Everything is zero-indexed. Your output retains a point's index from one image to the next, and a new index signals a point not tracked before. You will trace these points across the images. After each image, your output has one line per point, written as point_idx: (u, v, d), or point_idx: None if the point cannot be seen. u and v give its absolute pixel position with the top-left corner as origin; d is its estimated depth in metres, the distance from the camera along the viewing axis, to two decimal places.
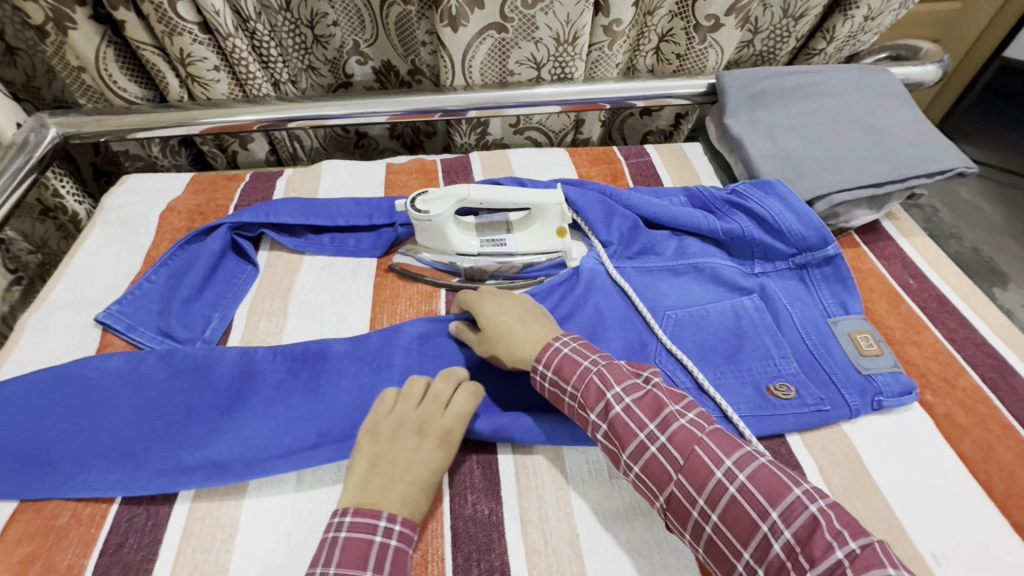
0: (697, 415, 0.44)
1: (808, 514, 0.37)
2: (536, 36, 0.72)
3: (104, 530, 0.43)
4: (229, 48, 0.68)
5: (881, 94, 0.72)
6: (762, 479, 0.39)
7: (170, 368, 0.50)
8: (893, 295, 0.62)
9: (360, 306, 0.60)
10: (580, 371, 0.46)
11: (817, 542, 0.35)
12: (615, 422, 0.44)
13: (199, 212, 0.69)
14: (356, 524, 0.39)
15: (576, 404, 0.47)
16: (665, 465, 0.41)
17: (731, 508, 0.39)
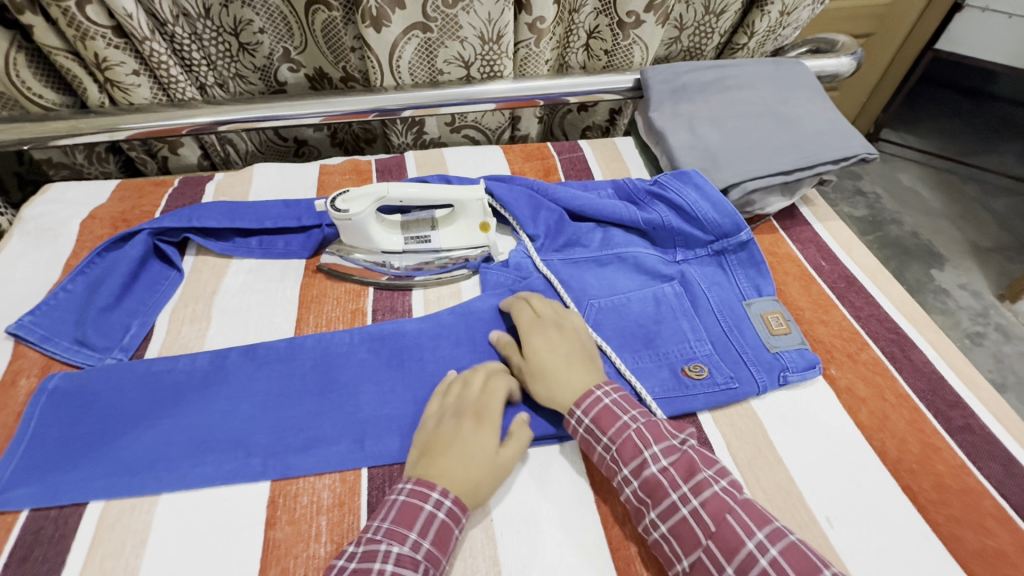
0: (730, 483, 0.43)
1: (793, 541, 0.39)
2: (461, 35, 0.72)
3: (8, 543, 0.43)
4: (147, 51, 0.67)
5: (794, 85, 0.75)
6: (794, 555, 0.38)
7: (109, 381, 0.52)
8: (806, 277, 0.65)
9: (286, 308, 0.60)
10: (593, 396, 0.48)
11: (807, 568, 0.37)
12: (625, 441, 0.45)
13: (122, 219, 0.68)
14: (413, 492, 0.43)
15: (607, 456, 0.46)
16: (695, 527, 0.41)
17: (726, 529, 0.40)
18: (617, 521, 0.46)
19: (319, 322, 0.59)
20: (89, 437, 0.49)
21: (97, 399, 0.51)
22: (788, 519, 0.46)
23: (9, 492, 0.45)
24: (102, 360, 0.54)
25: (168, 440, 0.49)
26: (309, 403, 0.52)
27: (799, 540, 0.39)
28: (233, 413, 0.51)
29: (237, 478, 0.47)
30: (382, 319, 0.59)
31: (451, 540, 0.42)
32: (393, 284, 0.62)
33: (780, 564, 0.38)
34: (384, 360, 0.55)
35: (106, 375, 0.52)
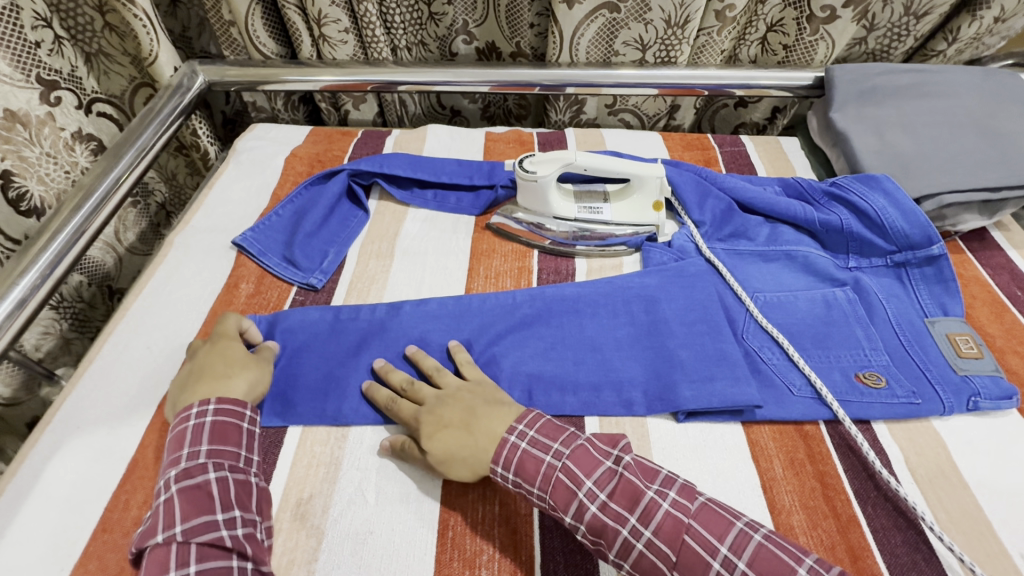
0: (677, 492, 0.41)
1: (758, 544, 0.37)
2: (647, 18, 0.73)
3: None
4: (361, 11, 0.74)
5: (1006, 99, 0.69)
6: (762, 563, 0.37)
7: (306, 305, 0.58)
8: (997, 304, 0.60)
9: (460, 258, 0.65)
10: (510, 445, 0.44)
11: (776, 572, 0.36)
12: (556, 486, 0.42)
13: (318, 160, 0.76)
14: (218, 411, 0.46)
15: (545, 505, 0.43)
16: (657, 561, 0.39)
17: (687, 553, 0.38)
18: (783, 512, 0.45)
19: (488, 274, 0.63)
20: (290, 375, 0.53)
21: (294, 337, 0.55)
22: (975, 545, 0.43)
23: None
24: (306, 279, 0.61)
25: (359, 375, 0.53)
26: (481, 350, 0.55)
27: (766, 539, 0.38)
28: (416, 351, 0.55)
29: None
30: (547, 280, 0.62)
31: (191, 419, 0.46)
32: (559, 249, 0.65)
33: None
34: (547, 318, 0.57)
35: (298, 318, 0.57)
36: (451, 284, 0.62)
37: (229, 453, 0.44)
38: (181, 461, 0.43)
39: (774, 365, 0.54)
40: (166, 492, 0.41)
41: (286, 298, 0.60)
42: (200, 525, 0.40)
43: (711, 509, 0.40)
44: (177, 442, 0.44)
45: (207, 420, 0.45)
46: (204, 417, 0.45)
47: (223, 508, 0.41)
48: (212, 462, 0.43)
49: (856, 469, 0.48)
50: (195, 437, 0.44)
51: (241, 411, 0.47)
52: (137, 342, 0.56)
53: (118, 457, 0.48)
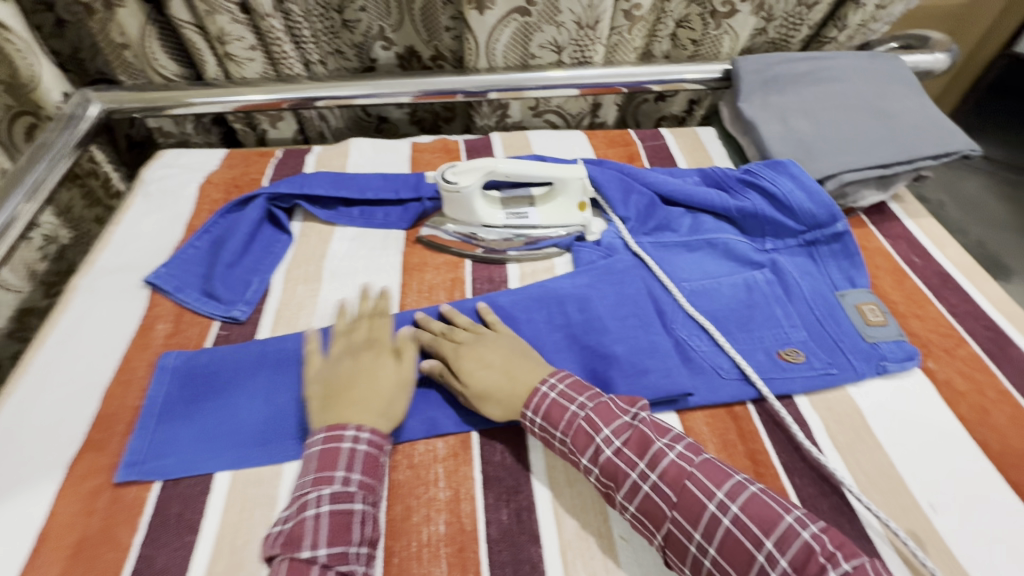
0: (685, 447, 0.44)
1: (749, 492, 0.40)
2: (558, 20, 0.74)
3: (154, 491, 0.46)
4: (265, 27, 0.71)
5: (891, 80, 0.74)
6: (755, 508, 0.39)
7: (231, 344, 0.56)
8: (898, 271, 0.65)
9: (391, 275, 0.63)
10: (540, 394, 0.47)
11: (766, 516, 0.39)
12: (577, 433, 0.45)
13: (235, 185, 0.73)
14: (328, 438, 0.44)
15: (565, 449, 0.46)
16: (659, 503, 0.41)
17: (686, 497, 0.41)
18: None
19: (421, 288, 0.62)
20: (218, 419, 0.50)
21: (220, 377, 0.53)
22: (891, 501, 0.47)
23: (149, 462, 0.47)
24: (228, 312, 0.58)
25: (290, 410, 0.51)
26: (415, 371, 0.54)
27: (757, 490, 0.41)
28: None
29: None
30: (480, 290, 0.62)
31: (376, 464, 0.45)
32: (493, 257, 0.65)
33: (742, 521, 0.39)
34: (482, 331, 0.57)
35: (224, 358, 0.55)
36: (383, 302, 0.61)
37: (371, 485, 0.43)
38: (333, 483, 0.42)
39: (703, 352, 0.56)
40: (314, 510, 0.40)
41: (207, 334, 0.57)
42: (342, 556, 0.39)
43: (714, 463, 0.43)
44: (330, 458, 0.43)
45: (363, 448, 0.44)
46: (358, 445, 0.44)
47: (358, 541, 0.40)
48: (360, 493, 0.42)
49: (783, 444, 0.51)
50: (351, 463, 0.43)
51: (383, 444, 0.46)
52: (41, 400, 0.51)
53: (25, 530, 0.44)
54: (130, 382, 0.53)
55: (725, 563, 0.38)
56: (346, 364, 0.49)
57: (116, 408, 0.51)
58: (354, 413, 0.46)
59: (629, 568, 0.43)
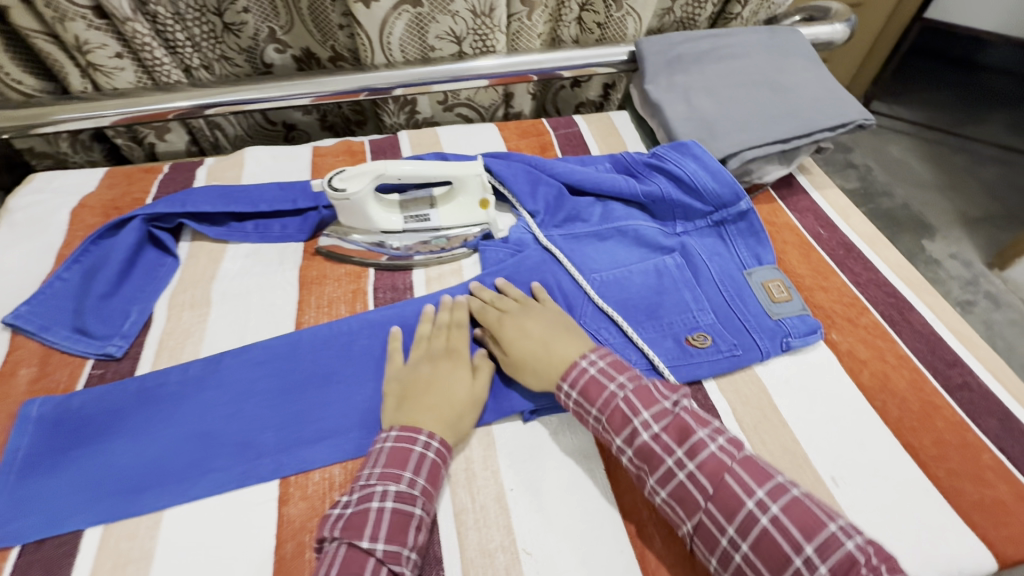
0: (727, 440, 0.43)
1: (793, 496, 0.40)
2: (452, 10, 0.71)
3: (11, 560, 0.42)
4: (128, 32, 0.65)
5: (790, 53, 0.75)
6: (795, 510, 0.39)
7: (103, 385, 0.51)
8: (805, 245, 0.66)
9: (287, 292, 0.60)
10: (579, 368, 0.48)
11: (806, 521, 0.38)
12: (614, 411, 0.45)
13: (113, 207, 0.67)
14: (399, 438, 0.45)
15: (599, 426, 0.46)
16: (694, 492, 0.41)
17: (724, 490, 0.41)
18: (625, 488, 0.47)
19: (321, 304, 0.59)
20: (89, 468, 0.46)
21: (90, 422, 0.48)
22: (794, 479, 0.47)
23: (7, 527, 0.43)
24: (102, 349, 0.53)
25: (172, 451, 0.47)
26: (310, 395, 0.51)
27: (802, 494, 0.40)
28: (237, 415, 0.49)
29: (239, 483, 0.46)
30: (384, 300, 0.59)
31: (438, 473, 0.45)
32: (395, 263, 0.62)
33: (780, 521, 0.38)
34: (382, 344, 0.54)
35: (95, 400, 0.50)
36: (279, 322, 0.57)
37: (430, 493, 0.44)
38: (399, 482, 0.42)
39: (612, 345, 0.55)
40: (378, 505, 0.41)
41: (79, 376, 0.52)
42: (394, 557, 0.39)
43: (754, 462, 0.42)
44: (399, 457, 0.44)
45: (429, 454, 0.44)
46: (427, 450, 0.44)
47: (410, 543, 0.41)
48: (418, 498, 0.43)
49: None
50: (416, 466, 0.43)
51: (448, 454, 0.46)
52: None
53: None
54: None
55: (757, 561, 0.38)
56: (425, 370, 0.50)
57: None
58: (425, 418, 0.46)
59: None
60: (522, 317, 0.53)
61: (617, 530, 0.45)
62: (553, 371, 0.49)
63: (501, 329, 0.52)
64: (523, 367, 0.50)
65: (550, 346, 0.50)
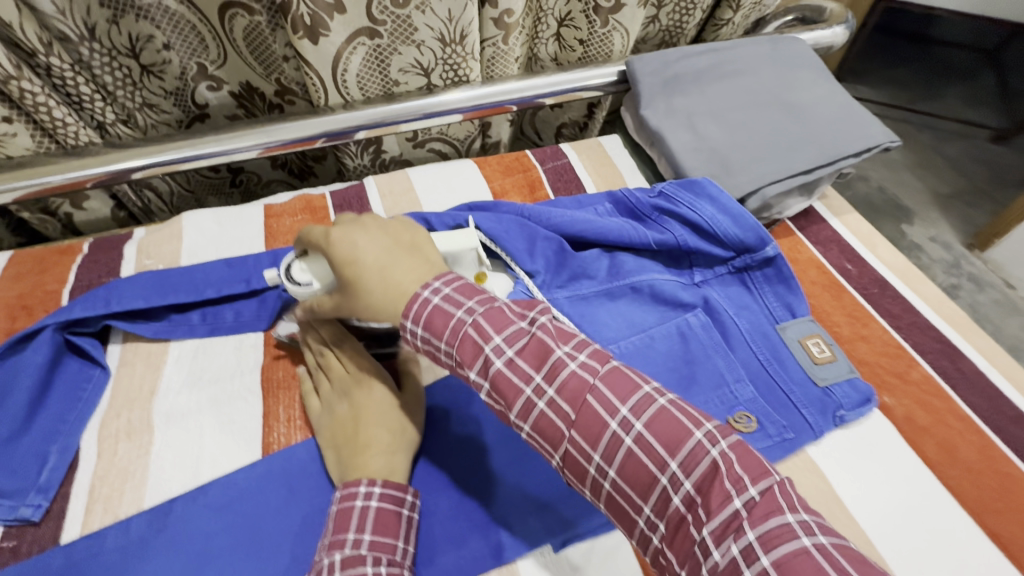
0: (590, 355, 0.37)
1: (658, 407, 0.34)
2: (416, 39, 0.61)
3: None
4: (15, 92, 0.52)
5: (797, 66, 0.67)
6: (660, 424, 0.33)
7: (19, 564, 0.40)
8: (835, 286, 0.59)
9: (249, 401, 0.50)
10: (420, 300, 0.39)
11: (676, 435, 0.33)
12: (462, 342, 0.37)
13: (23, 305, 0.56)
14: (340, 497, 0.40)
15: (453, 363, 0.38)
16: (556, 420, 0.35)
17: (587, 414, 0.35)
18: None
19: (293, 414, 0.49)
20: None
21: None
22: None
23: None
24: (13, 512, 0.42)
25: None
26: (295, 543, 0.42)
27: (668, 403, 0.34)
28: None
29: None
30: None
31: (396, 520, 0.40)
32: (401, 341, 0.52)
33: (644, 440, 0.33)
34: None
35: None
36: (242, 445, 0.47)
37: (388, 546, 0.38)
38: (344, 545, 0.37)
39: None
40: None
41: None
42: None
43: (623, 372, 0.36)
44: (343, 518, 0.39)
45: (374, 503, 0.40)
46: (371, 501, 0.40)
47: None
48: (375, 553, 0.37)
49: None
50: (360, 521, 0.39)
51: (403, 496, 0.41)
52: None
53: None
54: None
55: (626, 487, 0.34)
56: (342, 409, 0.46)
57: None
58: (371, 461, 0.43)
59: None
60: (355, 233, 0.42)
61: None
62: (391, 305, 0.40)
63: (331, 250, 0.41)
64: (356, 298, 0.41)
65: (387, 268, 0.40)
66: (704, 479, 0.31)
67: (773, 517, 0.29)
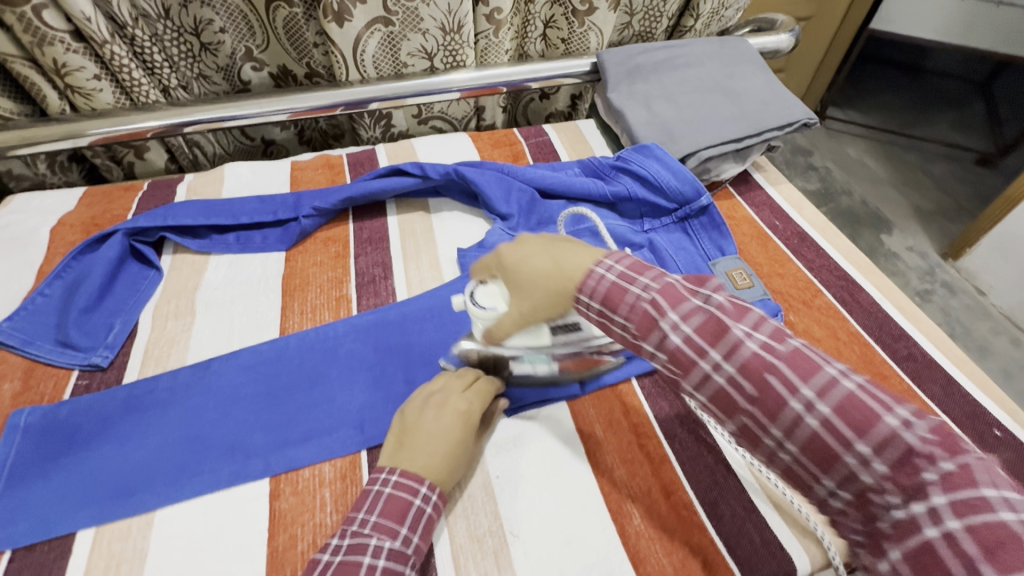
0: (775, 334, 0.35)
1: (849, 391, 0.32)
2: (422, 27, 0.75)
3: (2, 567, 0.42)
4: (107, 54, 0.67)
5: (740, 62, 0.80)
6: (848, 401, 0.32)
7: (93, 394, 0.52)
8: (762, 236, 0.70)
9: (271, 298, 0.62)
10: (610, 284, 0.39)
11: (871, 419, 0.31)
12: (646, 321, 0.38)
13: (93, 224, 0.68)
14: (400, 483, 0.43)
15: (639, 339, 0.39)
16: (746, 399, 0.35)
17: (778, 394, 0.33)
18: (605, 470, 0.49)
19: (305, 310, 0.61)
20: (79, 472, 0.47)
21: (79, 429, 0.50)
22: None
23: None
24: (87, 359, 0.54)
25: (159, 454, 0.48)
26: (303, 397, 0.53)
27: (856, 388, 0.32)
28: (227, 419, 0.51)
29: (234, 483, 0.47)
30: (367, 304, 0.62)
31: (410, 510, 0.42)
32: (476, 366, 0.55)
33: (843, 426, 0.31)
34: (372, 346, 0.57)
35: (86, 409, 0.51)
36: (264, 327, 0.59)
37: (392, 531, 0.40)
38: (352, 523, 0.41)
39: None
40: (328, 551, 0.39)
41: (64, 388, 0.53)
42: None
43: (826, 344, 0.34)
44: (360, 499, 0.43)
45: (388, 490, 0.43)
46: (386, 487, 0.43)
47: None
48: (377, 535, 0.40)
49: (663, 413, 0.53)
50: (371, 504, 0.42)
51: (418, 488, 0.43)
52: None
53: None
54: None
55: (817, 461, 0.33)
56: (426, 414, 0.47)
57: None
58: (412, 458, 0.45)
59: (522, 562, 0.43)
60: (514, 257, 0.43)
61: (597, 511, 0.46)
62: (565, 285, 0.41)
63: (500, 258, 0.44)
64: (522, 285, 0.42)
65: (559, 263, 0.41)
66: (898, 462, 0.30)
67: (985, 514, 0.28)
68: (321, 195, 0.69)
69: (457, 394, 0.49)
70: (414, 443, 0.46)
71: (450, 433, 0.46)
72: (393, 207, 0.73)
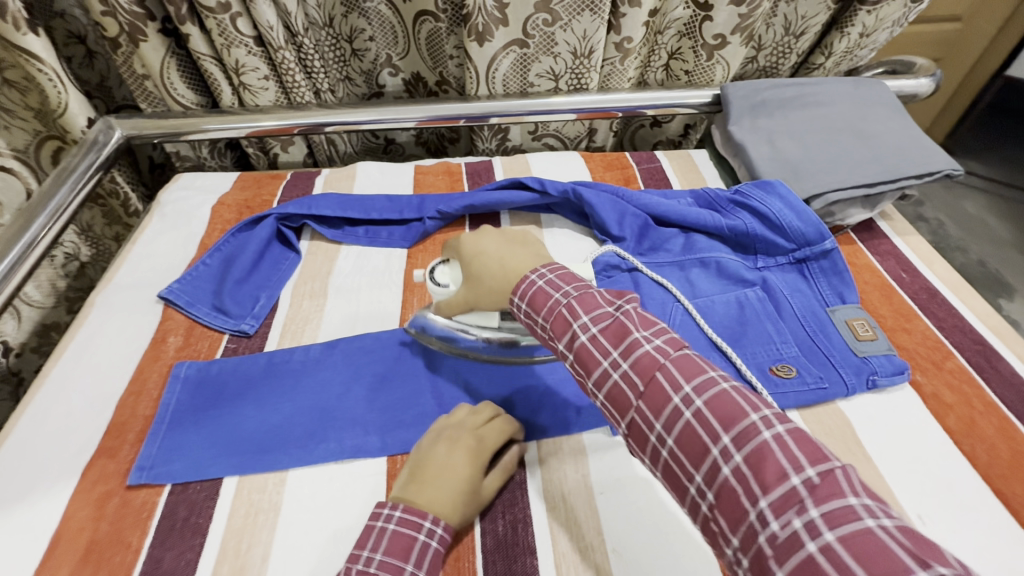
0: (702, 381, 0.36)
1: (767, 442, 0.32)
2: (555, 51, 0.78)
3: (162, 497, 0.48)
4: (279, 59, 0.76)
5: (876, 104, 0.77)
6: (754, 456, 0.31)
7: (239, 358, 0.58)
8: (886, 287, 0.67)
9: (393, 291, 0.66)
10: (530, 283, 0.45)
11: (781, 472, 0.30)
12: (581, 349, 0.40)
13: (246, 206, 0.77)
14: (403, 519, 0.42)
15: (575, 368, 0.41)
16: (661, 436, 0.36)
17: (691, 439, 0.34)
18: None
19: (423, 305, 0.65)
20: (227, 425, 0.53)
21: (228, 387, 0.56)
22: None
23: (160, 466, 0.49)
24: (237, 325, 0.61)
25: (293, 421, 0.53)
26: (419, 387, 0.57)
27: (777, 437, 0.32)
28: (351, 397, 0.55)
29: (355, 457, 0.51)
30: None
31: (414, 547, 0.41)
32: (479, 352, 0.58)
33: (740, 471, 0.32)
34: None
35: (234, 369, 0.57)
36: (387, 317, 0.63)
37: (396, 569, 0.40)
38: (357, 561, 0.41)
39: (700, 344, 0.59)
40: None
41: (217, 348, 0.60)
42: None
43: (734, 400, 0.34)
44: (362, 534, 0.42)
45: (391, 526, 0.42)
46: (389, 523, 0.42)
47: None
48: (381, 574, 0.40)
49: None
50: (375, 542, 0.41)
51: (422, 523, 0.42)
52: (57, 410, 0.53)
53: (40, 532, 0.46)
54: (142, 393, 0.55)
55: (719, 511, 0.32)
56: (438, 449, 0.48)
57: (129, 416, 0.54)
58: (426, 496, 0.44)
59: None
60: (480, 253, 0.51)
61: (700, 546, 0.46)
62: (508, 283, 0.48)
63: (461, 247, 0.53)
64: (480, 282, 0.50)
65: (505, 259, 0.49)
66: (796, 508, 0.29)
67: (865, 533, 0.27)
68: (444, 199, 0.74)
69: (470, 429, 0.49)
70: (426, 483, 0.45)
71: (457, 469, 0.46)
72: (506, 217, 0.77)
